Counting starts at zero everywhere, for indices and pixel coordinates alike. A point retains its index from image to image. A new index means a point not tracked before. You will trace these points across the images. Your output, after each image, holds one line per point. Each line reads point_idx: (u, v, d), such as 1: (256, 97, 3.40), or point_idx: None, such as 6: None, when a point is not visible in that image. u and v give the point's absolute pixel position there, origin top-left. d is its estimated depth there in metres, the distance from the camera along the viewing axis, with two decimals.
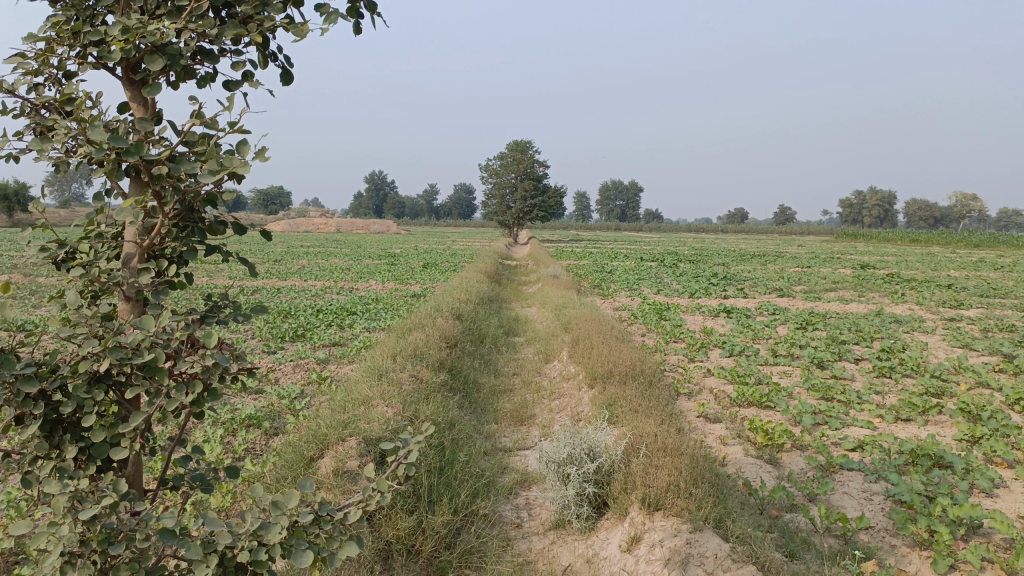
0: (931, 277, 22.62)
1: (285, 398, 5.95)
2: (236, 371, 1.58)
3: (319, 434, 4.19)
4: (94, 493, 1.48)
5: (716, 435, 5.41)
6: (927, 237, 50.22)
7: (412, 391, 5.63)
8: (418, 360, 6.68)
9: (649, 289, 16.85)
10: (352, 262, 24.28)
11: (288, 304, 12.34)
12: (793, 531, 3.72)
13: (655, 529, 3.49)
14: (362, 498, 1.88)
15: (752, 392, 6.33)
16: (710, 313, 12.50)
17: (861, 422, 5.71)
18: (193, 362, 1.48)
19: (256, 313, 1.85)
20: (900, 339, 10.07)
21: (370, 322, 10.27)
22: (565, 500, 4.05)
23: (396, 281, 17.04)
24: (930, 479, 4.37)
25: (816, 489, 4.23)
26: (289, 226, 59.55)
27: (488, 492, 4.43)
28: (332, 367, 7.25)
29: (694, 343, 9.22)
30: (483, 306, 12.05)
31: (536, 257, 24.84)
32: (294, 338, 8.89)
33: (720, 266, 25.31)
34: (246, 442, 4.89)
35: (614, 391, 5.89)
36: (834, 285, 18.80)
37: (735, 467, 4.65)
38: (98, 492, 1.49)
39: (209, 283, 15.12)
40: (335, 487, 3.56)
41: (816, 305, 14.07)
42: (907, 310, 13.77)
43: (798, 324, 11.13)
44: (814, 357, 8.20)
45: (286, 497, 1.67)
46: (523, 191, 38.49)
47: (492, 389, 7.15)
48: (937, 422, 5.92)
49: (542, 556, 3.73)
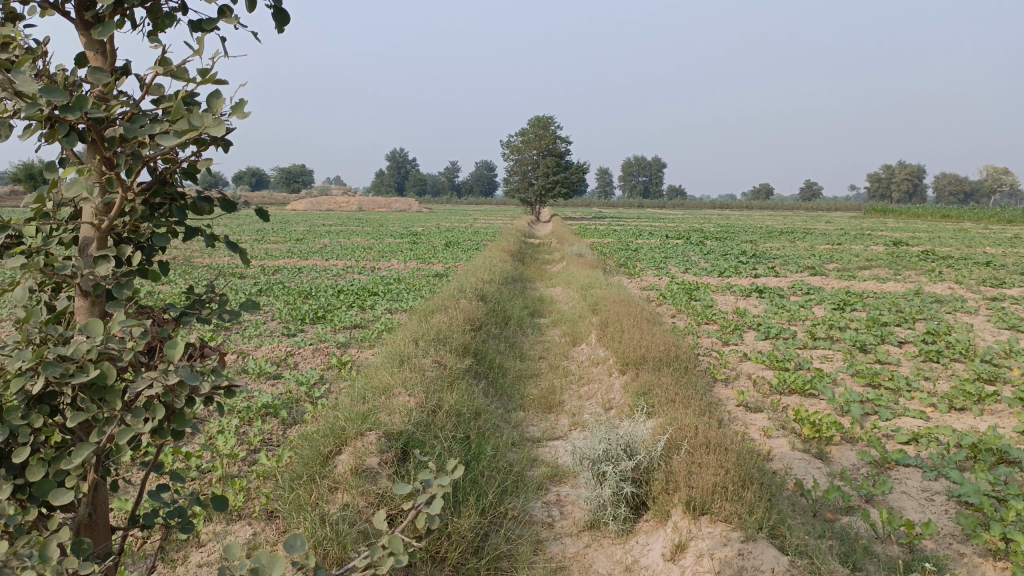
0: (966, 253, 21.92)
1: (304, 384, 5.71)
2: (208, 390, 1.38)
3: (337, 427, 3.90)
4: (14, 564, 1.15)
5: (758, 426, 5.09)
6: (960, 213, 48.99)
7: (435, 378, 5.34)
8: (441, 344, 6.40)
9: (676, 268, 16.42)
10: (375, 240, 24.08)
11: (309, 283, 12.13)
12: (853, 537, 3.39)
13: (702, 537, 3.20)
14: (367, 559, 1.59)
15: (794, 378, 6.00)
16: (742, 293, 12.09)
17: (912, 411, 5.37)
18: (153, 380, 1.28)
19: (248, 309, 1.64)
20: (944, 320, 9.64)
21: (392, 303, 9.99)
22: (600, 500, 3.75)
23: (418, 260, 16.77)
24: (998, 477, 4.01)
25: (873, 488, 3.91)
26: (311, 203, 59.46)
27: (517, 489, 4.15)
28: (353, 351, 6.98)
29: (728, 325, 8.87)
30: (507, 286, 11.74)
31: (560, 235, 24.49)
32: (314, 320, 8.66)
33: (747, 243, 24.81)
34: (262, 432, 4.64)
35: (648, 378, 5.56)
36: (869, 263, 18.26)
37: (782, 462, 4.34)
38: (20, 560, 1.17)
39: (230, 263, 14.93)
40: (354, 488, 3.29)
41: (851, 284, 13.61)
42: (947, 289, 13.25)
43: (835, 305, 10.70)
44: (855, 341, 7.82)
45: (268, 561, 1.36)
46: (546, 167, 37.97)
47: (518, 373, 6.87)
48: (994, 412, 5.54)
49: (577, 560, 3.44)
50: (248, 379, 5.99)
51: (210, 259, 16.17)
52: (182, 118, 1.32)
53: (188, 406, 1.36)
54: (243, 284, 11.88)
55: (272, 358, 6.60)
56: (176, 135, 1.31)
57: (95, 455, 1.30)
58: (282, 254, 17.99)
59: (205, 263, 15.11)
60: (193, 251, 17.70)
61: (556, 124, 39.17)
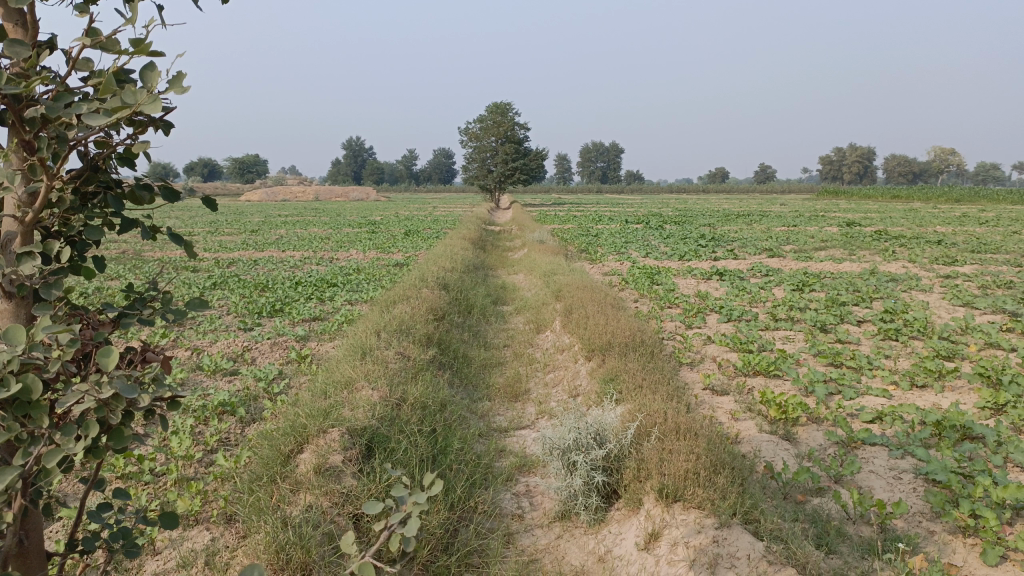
0: (918, 233, 22.41)
1: (262, 381, 5.54)
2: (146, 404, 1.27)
3: (297, 425, 3.76)
4: None
5: (726, 409, 5.08)
6: (908, 193, 50.12)
7: (398, 370, 5.22)
8: (403, 335, 6.27)
9: (637, 252, 16.46)
10: (333, 230, 23.75)
11: (265, 275, 11.86)
12: (825, 519, 3.38)
13: (675, 524, 3.16)
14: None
15: (759, 360, 6.00)
16: (703, 276, 12.14)
17: (875, 390, 5.41)
18: (83, 394, 1.16)
19: (196, 308, 1.52)
20: (900, 299, 9.79)
21: (352, 293, 9.81)
22: (571, 490, 3.69)
23: (377, 250, 16.53)
24: (962, 454, 4.04)
25: (842, 469, 3.91)
26: (267, 194, 58.41)
27: (485, 481, 4.06)
28: (312, 345, 6.82)
29: (690, 308, 8.89)
30: (469, 274, 11.61)
31: (520, 222, 24.40)
32: (272, 313, 8.45)
33: (705, 227, 25.04)
34: (220, 431, 4.48)
35: (614, 365, 5.51)
36: (824, 244, 18.53)
37: (751, 445, 4.33)
38: None
39: (183, 258, 14.55)
40: (317, 488, 3.17)
41: (809, 265, 13.78)
42: (901, 268, 13.50)
43: (795, 286, 10.80)
44: (816, 322, 7.89)
45: None
46: (505, 154, 37.81)
47: (482, 362, 6.77)
48: (954, 388, 5.61)
49: (549, 553, 3.37)
50: (204, 376, 5.79)
51: (163, 253, 15.74)
52: (111, 96, 1.20)
53: (126, 422, 1.24)
54: (197, 278, 11.57)
55: (229, 353, 6.40)
56: (104, 115, 1.20)
57: (21, 479, 1.18)
58: (238, 246, 17.60)
59: (157, 257, 14.70)
60: (145, 246, 17.22)
61: (514, 110, 38.97)
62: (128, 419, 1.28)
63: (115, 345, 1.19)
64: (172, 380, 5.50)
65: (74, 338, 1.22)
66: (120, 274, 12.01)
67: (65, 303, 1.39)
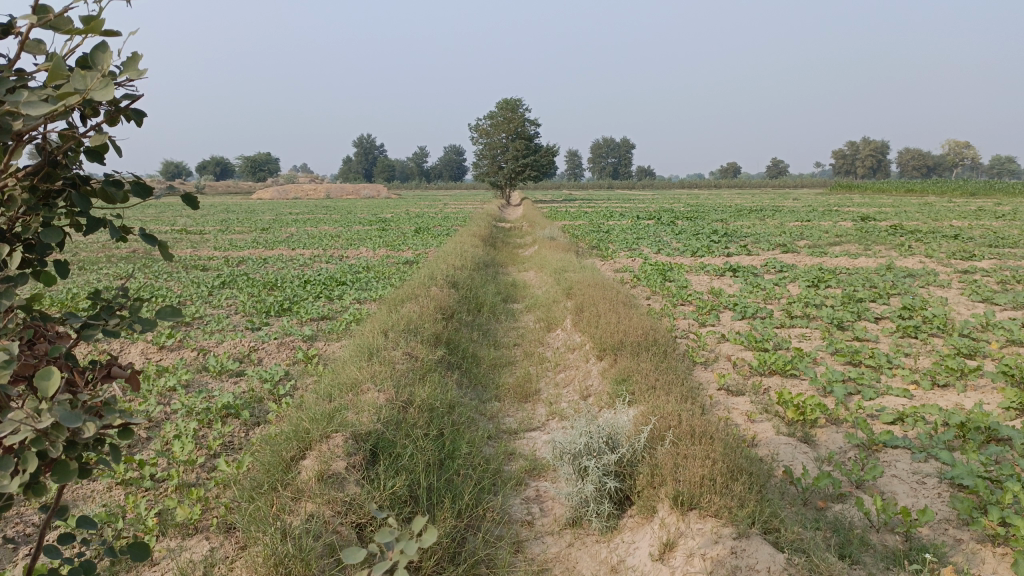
0: (934, 227, 22.09)
1: (268, 382, 5.45)
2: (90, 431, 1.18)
3: (301, 430, 3.65)
4: None
5: (742, 410, 4.95)
6: (923, 187, 49.57)
7: (406, 371, 5.11)
8: (411, 335, 6.15)
9: (649, 249, 16.28)
10: (343, 227, 23.69)
11: (274, 274, 11.79)
12: (847, 527, 3.24)
13: (691, 534, 3.04)
14: None
15: (775, 359, 5.85)
16: (716, 273, 11.97)
17: (895, 390, 5.26)
18: (16, 424, 1.08)
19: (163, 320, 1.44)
20: (918, 295, 9.61)
21: (361, 292, 9.71)
22: (582, 496, 3.56)
23: (387, 248, 16.46)
24: (989, 457, 3.89)
25: (864, 474, 3.77)
26: (277, 192, 58.49)
27: (494, 485, 3.94)
28: (320, 345, 6.72)
29: (703, 305, 8.74)
30: (479, 272, 11.49)
31: (531, 218, 24.26)
32: (280, 313, 8.37)
33: (718, 223, 24.84)
34: (223, 435, 4.39)
35: (626, 365, 5.38)
36: (838, 239, 18.30)
37: (768, 448, 4.20)
38: None
39: (193, 256, 14.50)
40: (319, 496, 3.06)
41: (823, 260, 13.58)
42: (918, 263, 13.28)
43: (810, 282, 10.62)
44: (833, 319, 7.73)
45: None
46: (515, 151, 37.65)
47: (492, 362, 6.66)
48: (978, 388, 5.44)
49: (560, 562, 3.25)
50: (209, 378, 5.70)
51: (173, 252, 15.70)
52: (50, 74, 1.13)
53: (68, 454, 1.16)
54: (206, 277, 11.49)
55: (236, 354, 6.32)
56: (46, 102, 1.12)
57: None
58: (247, 245, 17.55)
59: (168, 257, 14.67)
60: (155, 246, 17.20)
61: (524, 106, 38.77)
62: (73, 450, 1.18)
63: (56, 370, 1.10)
64: (177, 382, 5.42)
65: (10, 360, 1.13)
66: (130, 273, 11.96)
67: (19, 315, 1.32)
